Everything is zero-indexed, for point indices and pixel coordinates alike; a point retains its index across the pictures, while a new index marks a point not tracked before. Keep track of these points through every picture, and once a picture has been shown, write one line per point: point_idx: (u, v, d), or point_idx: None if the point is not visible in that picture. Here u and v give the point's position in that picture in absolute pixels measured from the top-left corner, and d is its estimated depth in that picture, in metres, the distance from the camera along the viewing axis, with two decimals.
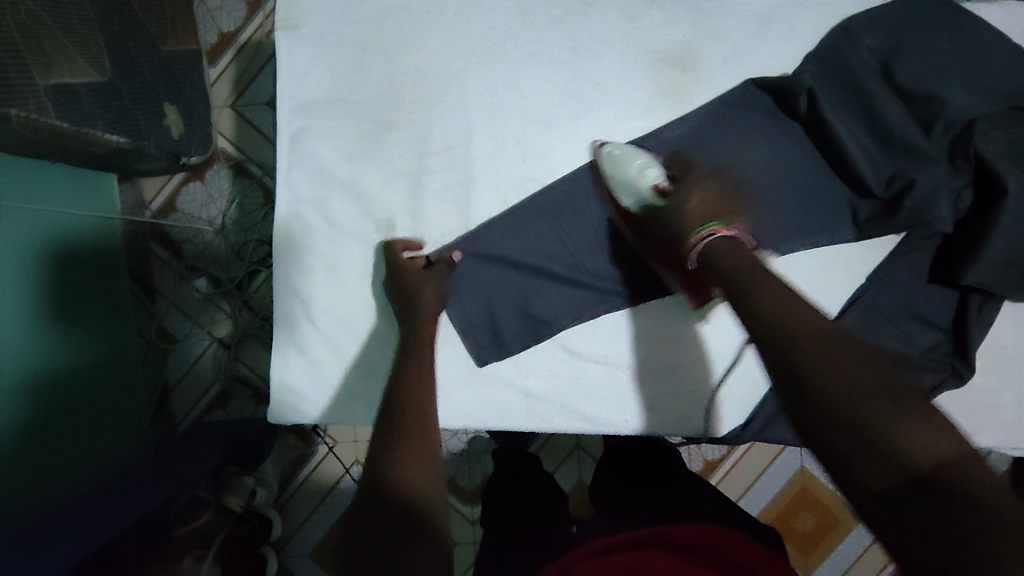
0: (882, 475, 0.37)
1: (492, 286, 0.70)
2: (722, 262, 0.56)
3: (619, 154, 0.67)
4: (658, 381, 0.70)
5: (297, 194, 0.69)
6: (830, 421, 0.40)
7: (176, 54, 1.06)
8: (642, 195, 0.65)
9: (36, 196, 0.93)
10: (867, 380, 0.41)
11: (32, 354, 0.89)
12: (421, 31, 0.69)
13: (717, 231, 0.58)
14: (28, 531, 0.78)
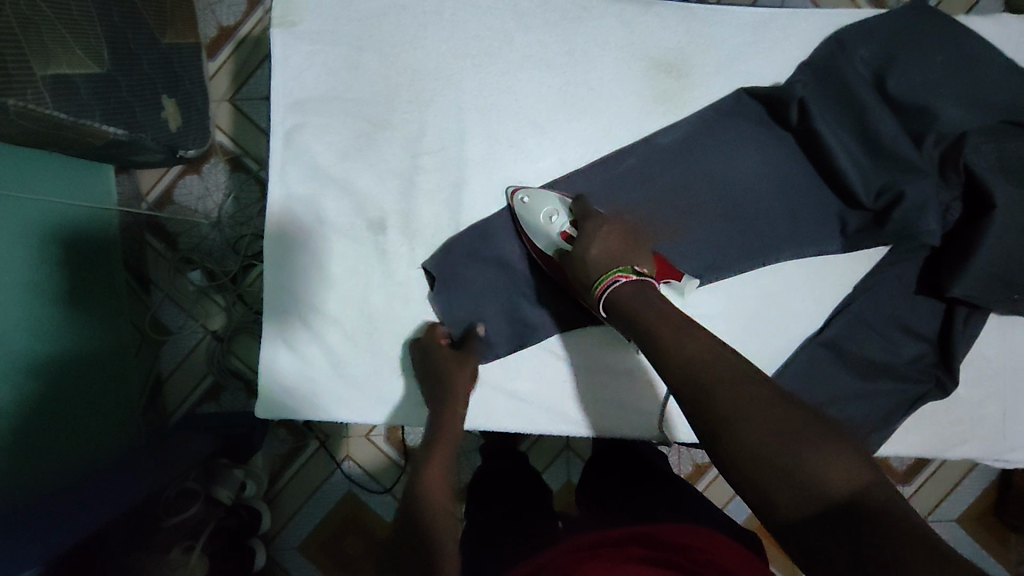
0: (797, 505, 0.40)
1: (479, 290, 0.70)
2: (629, 313, 0.57)
3: (525, 202, 0.68)
4: (604, 408, 0.71)
5: (290, 190, 0.69)
6: (751, 458, 0.43)
7: (175, 46, 1.06)
8: (553, 241, 0.67)
9: (34, 186, 0.94)
10: (780, 416, 0.44)
11: (26, 342, 0.89)
12: (418, 31, 0.70)
13: (621, 279, 0.60)
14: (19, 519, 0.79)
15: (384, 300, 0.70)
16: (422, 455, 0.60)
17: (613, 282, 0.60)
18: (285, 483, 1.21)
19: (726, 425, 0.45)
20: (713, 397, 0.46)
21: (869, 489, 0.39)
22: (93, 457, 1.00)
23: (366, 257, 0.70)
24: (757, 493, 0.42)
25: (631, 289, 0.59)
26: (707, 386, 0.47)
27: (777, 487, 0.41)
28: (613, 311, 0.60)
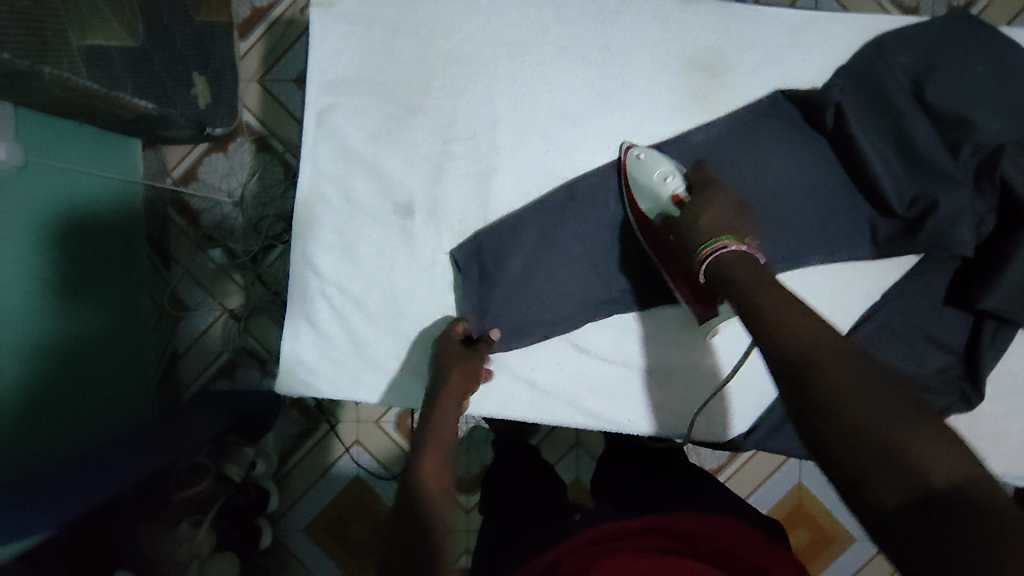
0: (888, 490, 0.37)
1: (518, 279, 0.69)
2: (728, 279, 0.54)
3: (643, 159, 0.66)
4: (668, 386, 0.71)
5: (321, 170, 0.70)
6: (838, 439, 0.39)
7: (207, 25, 1.07)
8: (663, 204, 0.64)
9: (60, 156, 0.95)
10: (870, 397, 0.40)
11: (48, 309, 0.90)
12: (454, 16, 0.69)
13: (729, 245, 0.56)
14: (32, 483, 0.80)
15: (408, 283, 0.70)
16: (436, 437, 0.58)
17: (718, 248, 0.56)
18: (295, 464, 1.22)
19: (821, 394, 0.41)
20: (793, 371, 0.44)
21: (973, 482, 0.36)
22: (107, 427, 1.01)
23: (392, 241, 0.70)
24: (840, 472, 0.39)
25: (738, 257, 0.55)
26: (784, 360, 0.45)
27: (872, 467, 0.38)
28: (713, 275, 0.56)
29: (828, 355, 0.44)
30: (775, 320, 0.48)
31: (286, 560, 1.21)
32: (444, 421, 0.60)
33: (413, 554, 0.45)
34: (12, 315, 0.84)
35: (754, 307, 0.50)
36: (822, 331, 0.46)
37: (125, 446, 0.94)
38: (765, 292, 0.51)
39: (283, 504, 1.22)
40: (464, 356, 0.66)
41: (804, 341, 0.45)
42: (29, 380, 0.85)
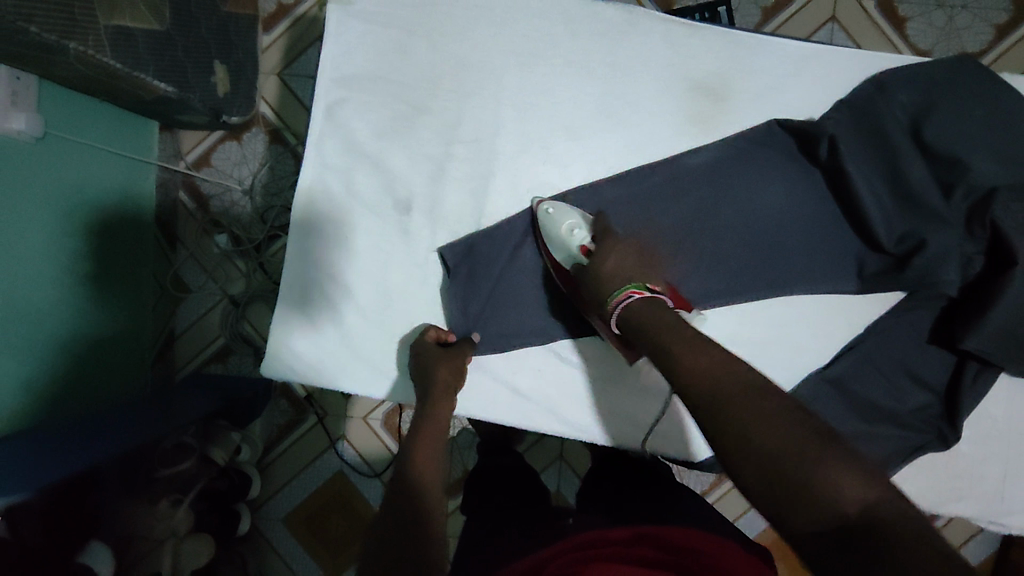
0: (810, 517, 0.39)
1: (497, 288, 0.71)
2: (641, 328, 0.57)
3: (552, 213, 0.67)
4: (610, 416, 0.72)
5: (326, 161, 0.71)
6: (761, 471, 0.42)
7: (232, 16, 1.10)
8: (572, 254, 0.66)
9: (81, 131, 0.98)
10: (789, 426, 0.43)
11: (55, 278, 0.93)
12: (467, 23, 0.71)
13: (633, 294, 0.60)
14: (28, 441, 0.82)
15: (400, 279, 0.71)
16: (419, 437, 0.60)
17: (625, 297, 0.60)
18: (280, 453, 1.23)
19: (735, 436, 0.44)
20: (714, 405, 0.46)
21: (885, 502, 0.38)
22: (99, 400, 1.02)
23: (388, 236, 0.71)
24: (766, 503, 0.41)
25: (643, 303, 0.59)
26: (707, 393, 0.47)
27: (792, 505, 0.40)
28: (627, 325, 0.59)
29: (746, 396, 0.45)
30: (687, 359, 0.51)
31: (263, 548, 1.21)
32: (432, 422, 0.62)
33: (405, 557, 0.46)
34: (19, 280, 0.86)
35: (667, 354, 0.53)
36: (727, 370, 0.48)
37: (116, 419, 0.96)
38: (674, 339, 0.54)
39: (265, 492, 1.23)
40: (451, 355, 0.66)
41: (725, 384, 0.47)
42: (29, 346, 0.87)
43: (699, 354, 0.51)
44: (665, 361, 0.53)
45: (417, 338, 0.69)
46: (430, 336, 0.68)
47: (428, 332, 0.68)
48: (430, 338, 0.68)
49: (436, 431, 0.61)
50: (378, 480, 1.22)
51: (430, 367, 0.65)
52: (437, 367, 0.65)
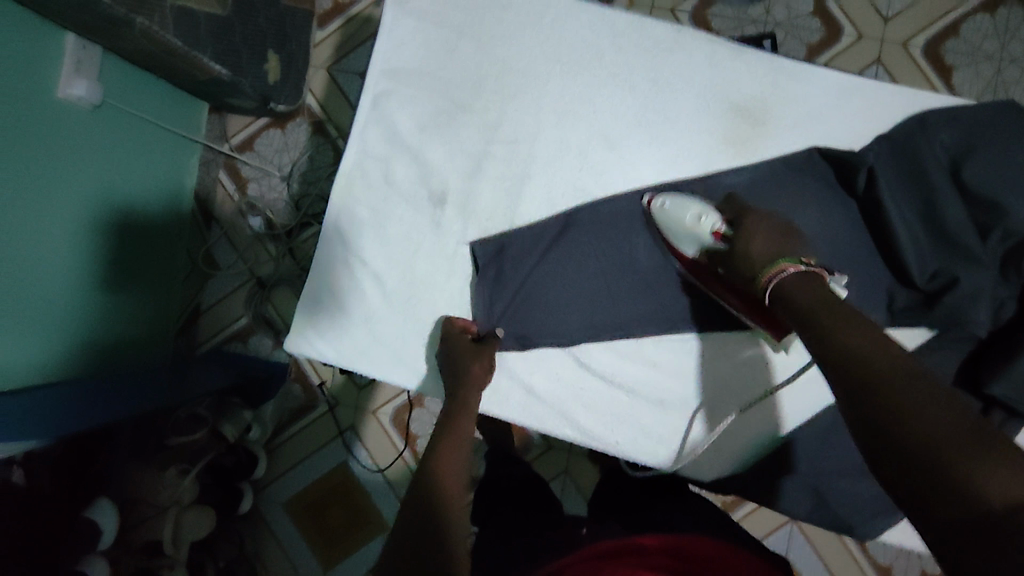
0: (948, 503, 0.37)
1: (533, 284, 0.71)
2: (796, 302, 0.57)
3: (671, 207, 0.68)
4: (721, 385, 0.72)
5: (367, 149, 0.73)
6: (910, 447, 0.40)
7: (290, 9, 1.14)
8: (705, 243, 0.68)
9: (136, 101, 1.01)
10: (949, 416, 0.41)
11: (97, 238, 0.95)
12: (516, 28, 0.73)
13: (787, 269, 0.60)
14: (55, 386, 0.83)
15: (427, 269, 0.72)
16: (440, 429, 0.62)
17: (778, 272, 0.60)
18: (290, 438, 1.24)
19: (882, 422, 0.43)
20: (867, 383, 0.46)
21: None
22: (123, 363, 1.05)
23: (420, 227, 0.73)
24: (904, 483, 0.40)
25: (797, 279, 0.59)
26: (859, 371, 0.47)
27: (948, 487, 0.37)
28: (780, 300, 0.59)
29: (901, 386, 0.44)
30: (840, 338, 0.51)
31: (262, 532, 1.22)
32: (460, 411, 0.64)
33: (419, 554, 0.48)
34: (66, 235, 0.88)
35: (825, 329, 0.53)
36: (893, 356, 0.47)
37: (136, 381, 0.97)
38: (833, 321, 0.53)
39: (269, 475, 1.24)
40: (472, 348, 0.68)
41: (876, 368, 0.46)
42: (69, 304, 0.90)
43: (861, 334, 0.50)
44: (819, 344, 0.52)
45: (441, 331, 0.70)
46: (454, 326, 0.69)
47: (452, 321, 0.70)
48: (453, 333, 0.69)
49: (462, 424, 0.63)
50: (382, 476, 1.23)
51: (454, 358, 0.67)
52: (470, 365, 0.67)
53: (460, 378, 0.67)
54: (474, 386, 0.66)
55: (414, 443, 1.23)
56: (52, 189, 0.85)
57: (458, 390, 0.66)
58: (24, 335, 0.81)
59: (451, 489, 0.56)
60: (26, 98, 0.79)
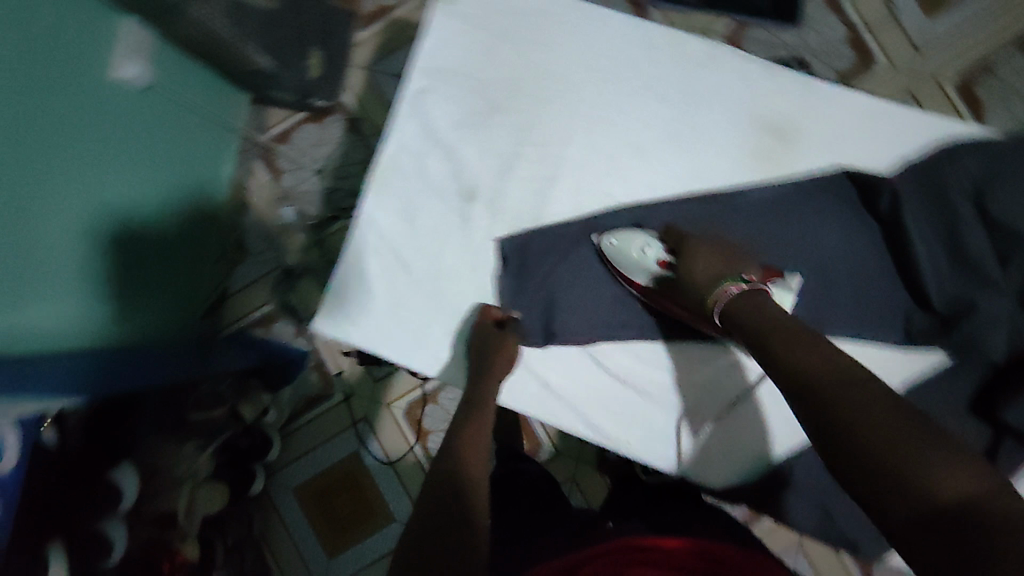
0: (905, 505, 0.42)
1: (557, 283, 0.73)
2: (746, 321, 0.61)
3: (618, 243, 0.71)
4: (695, 395, 0.75)
5: (404, 142, 0.75)
6: (864, 456, 0.45)
7: (334, 9, 1.19)
8: (653, 274, 0.70)
9: (182, 86, 1.04)
10: (895, 422, 0.46)
11: (141, 216, 0.98)
12: (556, 36, 0.76)
13: (729, 289, 0.64)
14: (99, 358, 0.85)
15: (453, 262, 0.75)
16: (463, 415, 0.64)
17: (722, 293, 0.64)
18: (303, 424, 1.27)
19: (836, 433, 0.47)
20: (815, 397, 0.51)
21: (980, 498, 0.40)
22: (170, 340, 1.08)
23: (449, 220, 0.75)
24: (863, 490, 0.44)
25: (743, 298, 0.63)
26: (807, 389, 0.52)
27: (901, 490, 0.42)
28: (728, 318, 0.64)
29: (850, 395, 0.49)
30: (787, 355, 0.56)
31: (270, 515, 1.24)
32: (485, 399, 0.66)
33: (443, 538, 0.50)
34: (114, 209, 0.91)
35: (765, 347, 0.58)
36: (835, 367, 0.52)
37: (167, 357, 0.99)
38: (783, 339, 0.57)
39: (280, 460, 1.26)
40: (500, 339, 0.70)
41: (824, 381, 0.51)
42: (122, 283, 0.94)
43: (806, 348, 0.55)
44: (765, 362, 0.57)
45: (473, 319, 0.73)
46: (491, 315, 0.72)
47: (490, 308, 0.72)
48: (482, 327, 0.71)
49: (487, 409, 0.65)
50: (392, 467, 1.26)
51: (478, 351, 0.70)
52: (495, 359, 0.69)
53: (479, 372, 0.68)
54: (498, 375, 0.68)
55: (426, 438, 1.26)
56: (101, 169, 0.89)
57: (480, 379, 0.68)
58: (77, 305, 0.84)
59: (473, 474, 0.57)
60: (79, 76, 0.83)
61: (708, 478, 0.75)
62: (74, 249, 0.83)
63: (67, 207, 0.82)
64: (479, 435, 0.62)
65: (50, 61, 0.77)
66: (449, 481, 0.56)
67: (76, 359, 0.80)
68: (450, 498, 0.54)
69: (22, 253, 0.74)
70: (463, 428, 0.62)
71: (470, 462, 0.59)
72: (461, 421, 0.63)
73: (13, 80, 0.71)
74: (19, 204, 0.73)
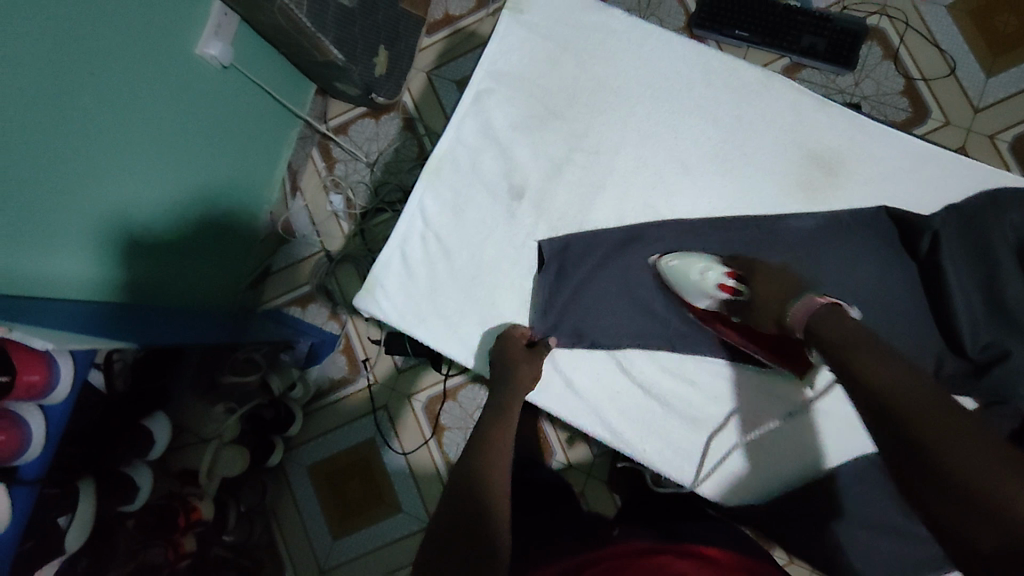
0: (1002, 543, 0.43)
1: (602, 287, 0.76)
2: (825, 334, 0.63)
3: (678, 265, 0.74)
4: (745, 413, 0.76)
5: (461, 138, 0.79)
6: (957, 494, 0.46)
7: (404, 13, 1.24)
8: (715, 296, 0.74)
9: (253, 67, 1.09)
10: (984, 456, 0.46)
11: (203, 185, 1.03)
12: (616, 50, 0.78)
13: (816, 300, 0.67)
14: (145, 314, 0.90)
15: (493, 255, 0.78)
16: (489, 419, 0.68)
17: (805, 306, 0.67)
18: (326, 404, 1.31)
19: (922, 463, 0.49)
20: (904, 428, 0.51)
21: None
22: (213, 308, 1.13)
23: (495, 214, 0.78)
24: (957, 526, 0.46)
25: (829, 312, 0.65)
26: (891, 417, 0.52)
27: (982, 509, 0.44)
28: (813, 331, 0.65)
29: (936, 415, 0.50)
30: (870, 378, 0.56)
31: (285, 489, 1.29)
32: (511, 402, 0.69)
33: (464, 547, 0.56)
34: (182, 176, 0.96)
35: (850, 369, 0.59)
36: (921, 395, 0.53)
37: (208, 322, 1.03)
38: (861, 362, 0.58)
39: (301, 437, 1.30)
40: (523, 331, 0.75)
41: (904, 397, 0.53)
42: (179, 246, 0.99)
43: (888, 371, 0.56)
44: (850, 383, 0.58)
45: (501, 333, 0.75)
46: (516, 333, 0.74)
47: (514, 329, 0.75)
48: (514, 330, 0.75)
49: (511, 414, 0.68)
50: (405, 459, 1.27)
51: (507, 345, 0.73)
52: (522, 363, 0.72)
53: (505, 371, 0.71)
54: (526, 376, 0.71)
55: (441, 434, 1.27)
56: (178, 138, 0.94)
57: (502, 382, 0.71)
58: (135, 262, 0.89)
59: (494, 475, 0.62)
60: (170, 48, 0.89)
61: (720, 493, 0.76)
62: (141, 211, 0.88)
63: (137, 172, 0.86)
64: (503, 439, 0.66)
65: (143, 35, 0.82)
66: (470, 484, 0.61)
67: (128, 315, 0.85)
68: (470, 502, 0.59)
69: (94, 205, 0.79)
70: (490, 431, 0.66)
71: (493, 465, 0.63)
72: (486, 424, 0.67)
73: (112, 43, 0.77)
74: (94, 163, 0.78)
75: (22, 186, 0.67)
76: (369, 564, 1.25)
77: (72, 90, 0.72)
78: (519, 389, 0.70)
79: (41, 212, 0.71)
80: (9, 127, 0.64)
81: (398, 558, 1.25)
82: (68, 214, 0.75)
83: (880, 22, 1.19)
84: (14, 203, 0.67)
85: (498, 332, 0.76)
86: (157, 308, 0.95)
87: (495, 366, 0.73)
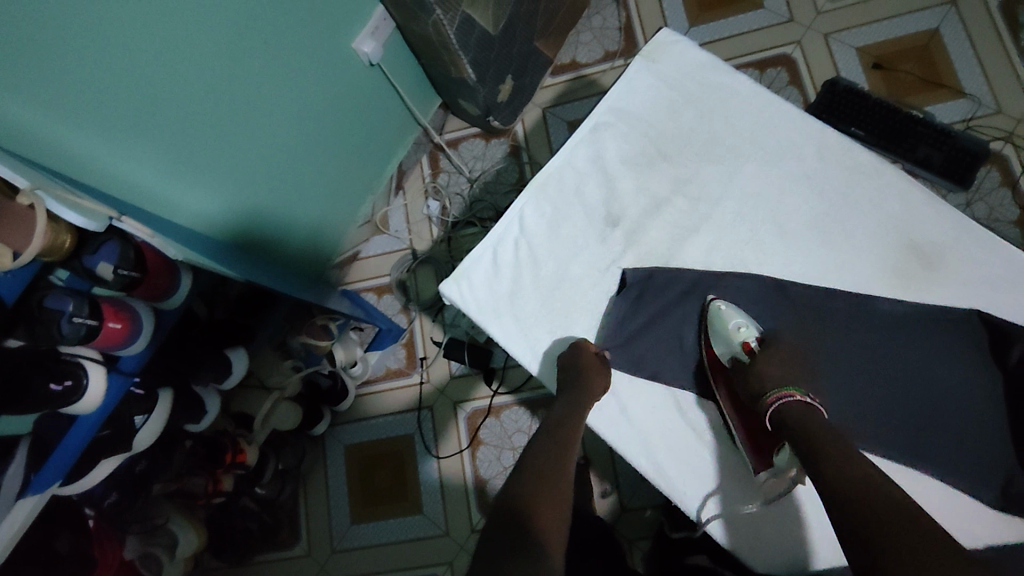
0: None
1: (676, 329, 0.81)
2: (795, 430, 0.69)
3: (722, 311, 0.78)
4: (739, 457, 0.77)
5: (572, 160, 0.84)
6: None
7: (538, 51, 1.33)
8: (735, 350, 0.77)
9: (394, 70, 1.19)
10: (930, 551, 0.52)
11: (324, 160, 1.12)
12: (737, 113, 0.83)
13: (792, 395, 0.71)
14: (249, 258, 0.97)
15: (577, 274, 0.82)
16: (548, 435, 0.73)
17: (786, 396, 0.71)
18: (377, 392, 1.36)
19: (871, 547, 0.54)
20: (863, 519, 0.57)
21: None
22: (303, 272, 1.22)
23: (589, 235, 0.83)
24: None
25: (800, 407, 0.70)
26: (855, 503, 0.58)
27: None
28: (783, 418, 0.70)
29: (881, 514, 0.56)
30: (833, 465, 0.63)
31: (320, 461, 1.34)
32: (568, 418, 0.73)
33: (513, 541, 0.59)
34: (311, 146, 1.06)
35: (812, 454, 0.65)
36: (879, 490, 0.59)
37: (296, 283, 1.11)
38: (826, 450, 0.65)
39: (348, 416, 1.36)
40: (595, 347, 0.79)
41: (847, 466, 0.62)
42: (292, 211, 1.09)
43: (856, 465, 0.62)
44: (809, 466, 0.65)
45: (570, 345, 0.79)
46: (589, 347, 0.78)
47: (589, 345, 0.78)
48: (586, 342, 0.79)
49: (571, 439, 0.72)
50: (436, 461, 1.30)
51: (577, 353, 0.77)
52: (594, 378, 0.75)
53: (574, 377, 0.75)
54: (587, 400, 0.74)
55: (476, 448, 1.29)
56: (316, 114, 1.03)
57: (568, 387, 0.74)
58: (254, 208, 0.97)
59: (544, 490, 0.65)
60: (333, 38, 0.99)
61: (737, 550, 0.75)
62: (270, 167, 0.97)
63: (276, 136, 0.96)
64: (553, 454, 0.70)
65: (309, 19, 0.92)
66: (522, 498, 0.64)
67: (235, 253, 0.94)
68: (514, 510, 0.63)
69: (235, 152, 0.88)
70: (543, 449, 0.71)
71: (543, 481, 0.66)
72: (543, 440, 0.72)
73: (285, 18, 0.86)
74: (245, 120, 0.87)
75: (182, 123, 0.77)
76: (381, 557, 1.27)
77: (244, 52, 0.81)
78: (580, 416, 0.73)
79: (192, 147, 0.80)
80: (183, 71, 0.74)
81: (406, 558, 1.26)
82: (211, 149, 0.83)
83: (1003, 148, 1.21)
84: (171, 135, 0.76)
85: (571, 342, 0.79)
86: (263, 258, 1.04)
87: (567, 374, 0.76)
